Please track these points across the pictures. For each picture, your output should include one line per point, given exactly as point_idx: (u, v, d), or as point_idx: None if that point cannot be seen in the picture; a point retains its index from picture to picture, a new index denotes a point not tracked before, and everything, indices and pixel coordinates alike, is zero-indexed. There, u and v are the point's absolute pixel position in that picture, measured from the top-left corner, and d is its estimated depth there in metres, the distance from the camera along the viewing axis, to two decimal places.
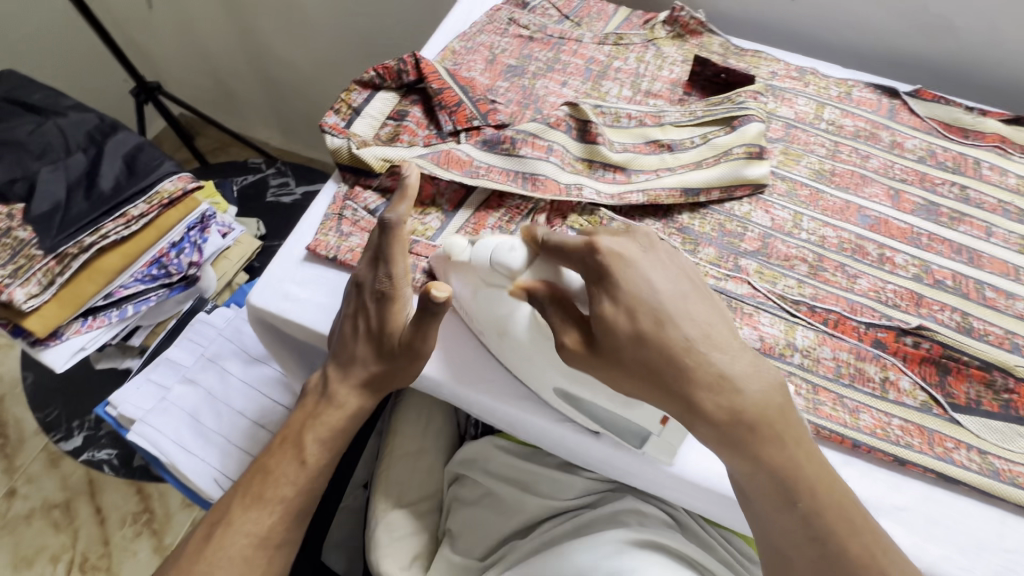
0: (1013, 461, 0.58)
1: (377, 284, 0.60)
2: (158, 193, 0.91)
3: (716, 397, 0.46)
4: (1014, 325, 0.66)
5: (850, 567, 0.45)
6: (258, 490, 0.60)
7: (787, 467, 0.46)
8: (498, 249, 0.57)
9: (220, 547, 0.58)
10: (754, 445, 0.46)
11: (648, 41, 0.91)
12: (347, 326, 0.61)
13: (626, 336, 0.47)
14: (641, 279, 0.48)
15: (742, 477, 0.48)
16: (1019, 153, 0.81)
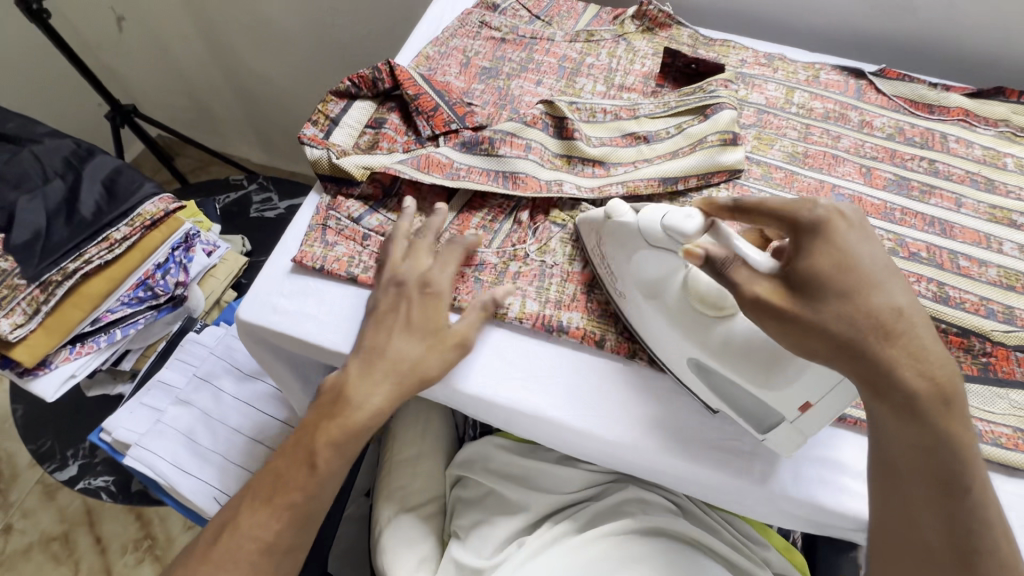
0: (994, 422, 0.60)
1: (422, 281, 0.64)
2: (140, 215, 0.91)
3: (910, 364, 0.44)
4: (988, 291, 0.69)
5: (985, 553, 0.45)
6: (269, 494, 0.58)
7: (957, 441, 0.45)
8: (672, 215, 0.55)
9: (228, 549, 0.56)
10: (939, 422, 0.45)
11: (619, 36, 0.92)
12: (386, 317, 0.62)
13: (830, 297, 0.46)
14: (862, 246, 0.47)
15: (900, 449, 0.47)
16: (982, 125, 0.83)
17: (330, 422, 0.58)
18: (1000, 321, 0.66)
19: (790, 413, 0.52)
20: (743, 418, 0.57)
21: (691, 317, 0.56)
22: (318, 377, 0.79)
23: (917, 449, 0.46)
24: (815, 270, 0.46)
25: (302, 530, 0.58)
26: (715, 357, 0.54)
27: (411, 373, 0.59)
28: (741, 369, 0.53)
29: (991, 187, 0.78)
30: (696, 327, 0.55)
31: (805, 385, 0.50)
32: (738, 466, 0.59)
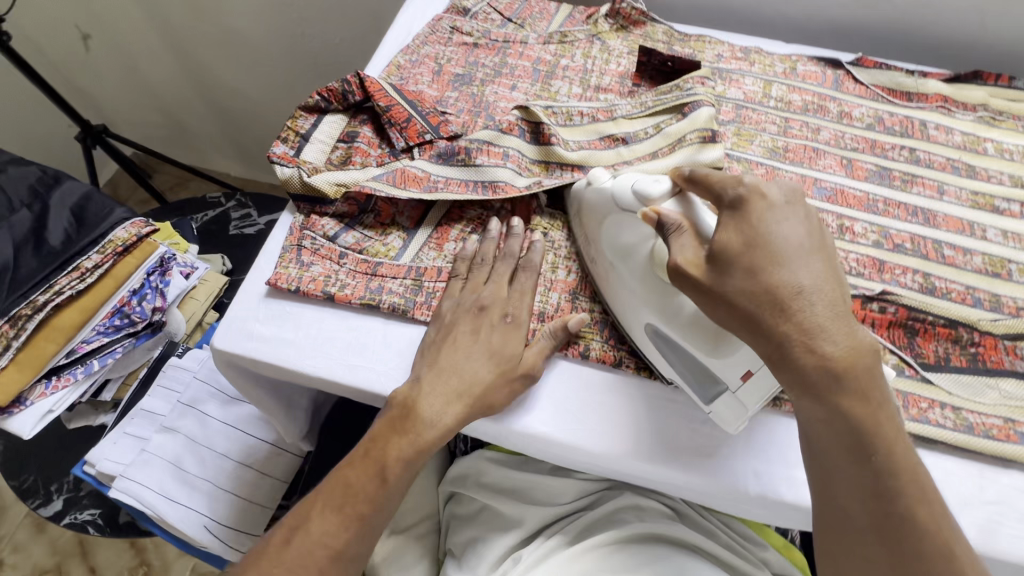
0: (984, 414, 0.59)
1: (508, 309, 0.63)
2: (111, 241, 0.88)
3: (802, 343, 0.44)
4: (973, 280, 0.68)
5: (916, 528, 0.41)
6: (342, 501, 0.56)
7: (870, 423, 0.43)
8: (642, 180, 0.59)
9: (299, 553, 0.54)
10: (836, 392, 0.43)
11: (593, 36, 0.91)
12: (462, 342, 0.61)
13: (732, 272, 0.47)
14: (776, 224, 0.48)
15: (810, 423, 0.45)
16: (961, 110, 0.83)
17: (400, 436, 0.57)
18: (986, 310, 0.66)
19: (733, 377, 0.53)
20: (688, 389, 0.58)
21: (652, 285, 0.58)
22: (303, 401, 0.78)
23: (828, 433, 0.44)
24: (725, 244, 0.48)
25: (367, 540, 0.56)
26: (669, 324, 0.56)
27: (481, 397, 0.58)
28: (697, 330, 0.55)
29: (972, 173, 0.77)
30: (657, 294, 0.58)
31: (754, 348, 0.51)
32: (730, 472, 0.58)
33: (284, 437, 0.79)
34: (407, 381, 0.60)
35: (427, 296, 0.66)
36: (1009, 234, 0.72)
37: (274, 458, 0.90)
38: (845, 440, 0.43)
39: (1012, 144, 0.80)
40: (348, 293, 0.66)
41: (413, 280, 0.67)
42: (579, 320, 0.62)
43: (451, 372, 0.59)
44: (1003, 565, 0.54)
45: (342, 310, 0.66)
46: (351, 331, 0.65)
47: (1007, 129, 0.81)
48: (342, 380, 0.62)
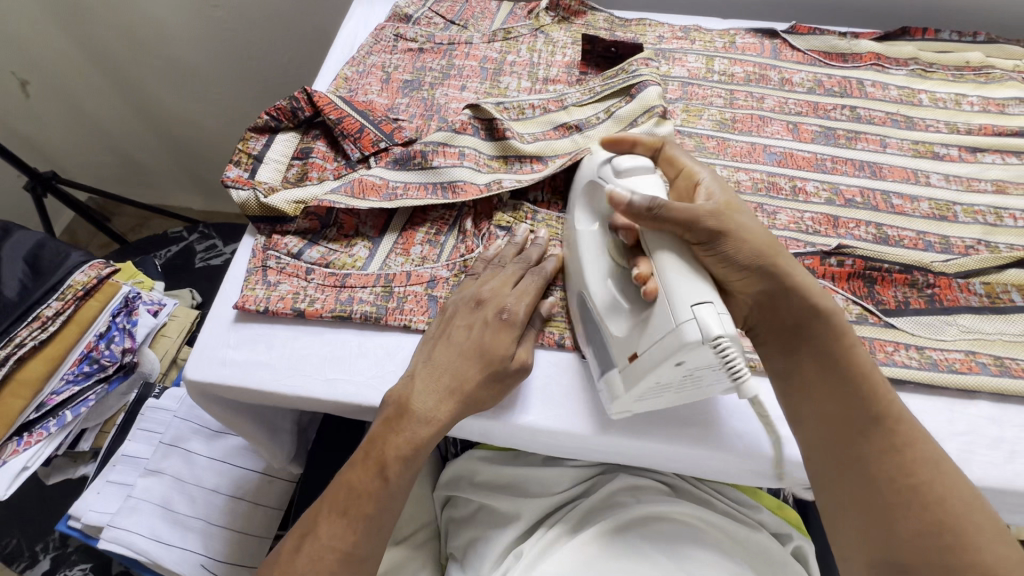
0: (945, 350, 0.61)
1: (505, 309, 0.60)
2: (70, 287, 0.86)
3: (794, 307, 0.54)
4: (924, 225, 0.71)
5: (886, 428, 0.49)
6: (345, 505, 0.55)
7: (838, 346, 0.52)
8: (623, 161, 0.57)
9: (309, 560, 0.53)
10: (805, 325, 0.54)
11: (536, 30, 0.92)
12: (462, 334, 0.59)
13: (750, 224, 0.53)
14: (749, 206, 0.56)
15: (798, 357, 0.54)
16: (894, 66, 0.86)
17: (395, 435, 0.56)
18: (938, 252, 0.69)
19: (624, 354, 0.53)
20: (596, 355, 0.59)
21: (605, 261, 0.58)
22: (287, 423, 0.77)
23: (815, 380, 0.53)
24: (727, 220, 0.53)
25: (377, 540, 0.55)
26: (597, 302, 0.57)
27: (472, 395, 0.57)
28: (617, 308, 0.55)
29: (911, 124, 0.80)
30: (609, 267, 0.57)
31: (650, 334, 0.50)
32: (714, 438, 0.59)
33: (272, 463, 0.78)
34: (401, 379, 0.59)
35: (399, 301, 0.66)
36: (950, 177, 0.75)
37: (266, 487, 0.88)
38: (842, 388, 0.51)
39: (945, 93, 0.84)
40: (318, 307, 0.65)
41: (383, 287, 0.67)
42: (552, 304, 0.64)
43: (443, 369, 0.58)
44: (982, 492, 0.56)
45: (315, 325, 0.66)
46: (326, 346, 0.64)
47: (939, 79, 0.85)
48: (321, 395, 0.61)
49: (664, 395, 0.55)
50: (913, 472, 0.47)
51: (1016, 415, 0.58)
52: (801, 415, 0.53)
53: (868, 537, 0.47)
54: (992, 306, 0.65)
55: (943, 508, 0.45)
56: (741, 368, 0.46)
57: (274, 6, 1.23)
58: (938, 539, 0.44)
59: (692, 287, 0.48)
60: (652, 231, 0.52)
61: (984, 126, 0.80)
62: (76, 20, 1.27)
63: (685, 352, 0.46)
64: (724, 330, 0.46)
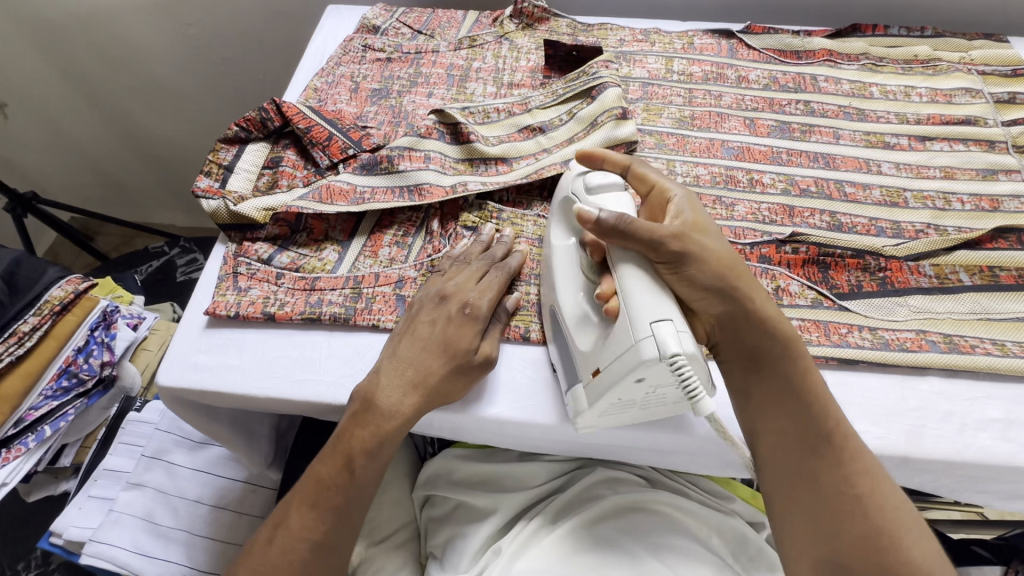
0: (897, 330, 0.64)
1: (470, 302, 0.62)
2: (47, 302, 0.87)
3: (755, 330, 0.54)
4: (875, 212, 0.73)
5: (832, 444, 0.52)
6: (315, 496, 0.56)
7: (797, 373, 0.54)
8: (593, 180, 0.59)
9: (281, 549, 0.55)
10: (763, 345, 0.54)
11: (501, 37, 0.94)
12: (426, 328, 0.61)
13: (709, 249, 0.53)
14: (714, 231, 0.56)
15: (754, 379, 0.55)
16: (846, 61, 0.90)
17: (361, 429, 0.57)
18: (890, 237, 0.71)
19: (586, 370, 0.55)
20: (563, 366, 0.60)
21: (579, 278, 0.59)
22: (264, 428, 0.77)
23: (772, 400, 0.54)
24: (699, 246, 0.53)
25: (349, 530, 0.57)
26: (566, 318, 0.58)
27: (437, 388, 0.58)
28: (589, 324, 0.56)
29: (862, 116, 0.83)
30: (583, 283, 0.59)
31: (611, 347, 0.52)
32: (674, 422, 0.61)
33: (250, 469, 0.78)
34: (368, 374, 0.61)
35: (367, 302, 0.68)
36: (901, 166, 0.78)
37: (248, 495, 0.88)
38: (796, 408, 0.53)
39: (895, 86, 0.87)
40: (288, 310, 0.66)
41: (352, 288, 0.68)
42: (516, 299, 0.66)
43: (407, 364, 0.59)
44: (934, 465, 0.58)
45: (285, 328, 0.67)
46: (296, 347, 0.65)
47: (889, 72, 0.88)
48: (293, 396, 0.63)
49: (628, 412, 0.56)
50: (857, 483, 0.50)
51: (966, 390, 0.61)
52: (761, 434, 0.54)
53: (815, 541, 0.50)
54: (941, 287, 0.67)
55: (880, 514, 0.49)
56: (695, 389, 0.47)
57: (244, 19, 1.26)
58: (877, 544, 0.48)
59: (655, 303, 0.50)
60: (619, 248, 0.54)
61: (932, 116, 0.83)
62: (60, 45, 1.30)
63: (644, 369, 0.48)
64: (682, 348, 0.48)
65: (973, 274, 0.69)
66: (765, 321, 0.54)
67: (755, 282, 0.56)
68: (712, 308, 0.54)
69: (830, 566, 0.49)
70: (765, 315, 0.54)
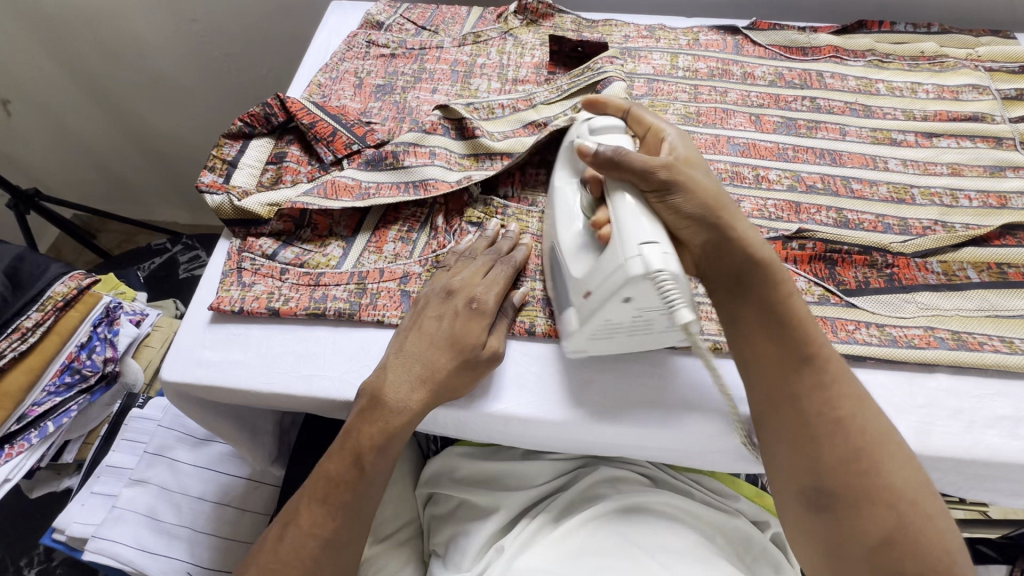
0: (905, 327, 0.63)
1: (477, 295, 0.62)
2: (50, 298, 0.87)
3: (741, 257, 0.55)
4: (883, 209, 0.73)
5: (815, 364, 0.52)
6: (325, 493, 0.57)
7: (781, 295, 0.54)
8: (595, 121, 0.60)
9: (293, 547, 0.55)
10: (747, 270, 0.55)
11: (505, 33, 0.94)
12: (433, 321, 0.61)
13: (695, 180, 0.55)
14: (698, 167, 0.57)
15: (737, 303, 0.56)
16: (853, 58, 0.89)
17: (370, 424, 0.57)
18: (897, 234, 0.71)
19: (578, 294, 0.55)
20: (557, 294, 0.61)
21: (578, 212, 0.59)
22: (267, 425, 0.77)
23: (757, 323, 0.55)
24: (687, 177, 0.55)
25: (358, 527, 0.57)
26: (562, 249, 0.58)
27: (443, 383, 0.58)
28: (581, 254, 0.56)
29: (869, 112, 0.83)
30: (581, 217, 0.59)
31: (597, 270, 0.52)
32: (680, 418, 0.61)
33: (253, 465, 0.78)
34: (374, 371, 0.60)
35: (372, 297, 0.67)
36: (908, 162, 0.78)
37: (252, 492, 0.87)
38: (777, 330, 0.54)
39: (901, 82, 0.86)
40: (292, 305, 0.66)
41: (357, 284, 0.68)
42: (523, 294, 0.66)
43: (414, 359, 0.59)
44: (942, 462, 0.57)
45: (289, 323, 0.67)
46: (300, 343, 0.65)
47: (896, 69, 0.88)
48: (297, 392, 0.62)
49: (618, 336, 0.57)
50: (839, 406, 0.51)
51: (974, 387, 0.60)
52: (746, 356, 0.55)
53: (799, 468, 0.51)
54: (949, 284, 0.67)
55: (861, 436, 0.49)
56: (674, 300, 0.47)
57: (247, 15, 1.25)
58: (858, 465, 0.49)
59: (640, 227, 0.50)
60: (613, 178, 0.54)
61: (939, 112, 0.82)
62: (64, 42, 1.30)
63: (629, 286, 0.48)
64: (667, 267, 0.47)
65: (981, 271, 0.68)
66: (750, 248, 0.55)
67: (738, 211, 0.57)
68: (699, 235, 0.55)
69: (812, 493, 0.50)
70: (749, 241, 0.55)
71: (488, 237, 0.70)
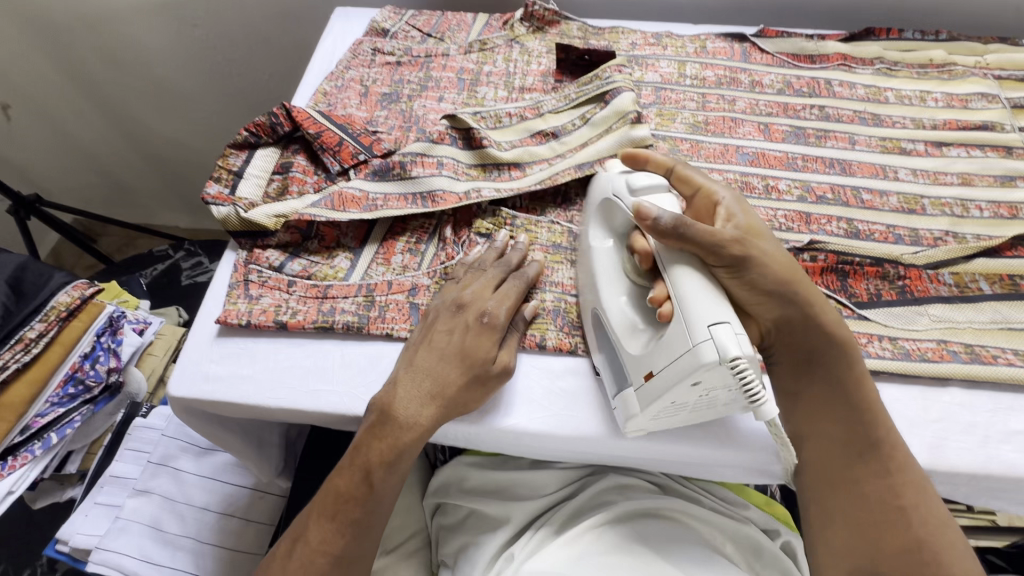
0: (917, 340, 0.63)
1: (487, 310, 0.61)
2: (53, 308, 0.86)
3: (812, 335, 0.56)
4: (894, 219, 0.73)
5: (883, 450, 0.53)
6: (334, 509, 0.56)
7: (849, 375, 0.55)
8: (635, 179, 0.58)
9: (302, 564, 0.55)
10: (807, 345, 0.56)
11: (511, 40, 0.93)
12: (442, 336, 0.60)
13: (771, 253, 0.54)
14: (769, 240, 0.56)
15: (799, 379, 0.57)
16: (861, 66, 0.89)
17: (379, 441, 0.56)
18: (908, 245, 0.70)
19: (639, 373, 0.53)
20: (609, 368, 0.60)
21: (623, 281, 0.58)
22: (274, 437, 0.77)
23: (822, 399, 0.56)
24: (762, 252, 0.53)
25: (367, 543, 0.56)
26: (611, 321, 0.57)
27: (454, 398, 0.57)
28: (635, 330, 0.55)
29: (878, 121, 0.82)
30: (628, 287, 0.58)
31: (662, 351, 0.50)
32: (692, 434, 0.60)
33: (260, 477, 0.78)
34: (384, 385, 0.60)
35: (380, 310, 0.67)
36: (918, 172, 0.77)
37: (256, 503, 0.87)
38: (843, 414, 0.55)
39: (910, 90, 0.86)
40: (300, 318, 0.66)
41: (365, 296, 0.68)
42: (534, 307, 0.65)
43: (425, 374, 0.58)
44: (957, 478, 0.57)
45: (297, 337, 0.66)
46: (308, 357, 0.65)
47: (904, 77, 0.87)
48: (306, 407, 0.62)
49: (680, 414, 0.55)
50: (901, 494, 0.52)
51: (988, 401, 0.60)
52: (805, 432, 0.57)
53: (852, 547, 0.53)
54: (961, 296, 0.67)
55: (923, 527, 0.51)
56: (757, 390, 0.46)
57: (249, 19, 1.25)
58: (916, 557, 0.50)
59: (709, 306, 0.48)
60: (670, 248, 0.52)
61: (948, 121, 0.82)
62: (65, 46, 1.29)
63: (702, 373, 0.47)
64: (742, 351, 0.46)
65: (993, 283, 0.68)
66: (824, 327, 0.55)
67: (812, 288, 0.57)
68: (770, 312, 0.55)
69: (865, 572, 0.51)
70: (821, 319, 0.55)
71: (495, 248, 0.69)
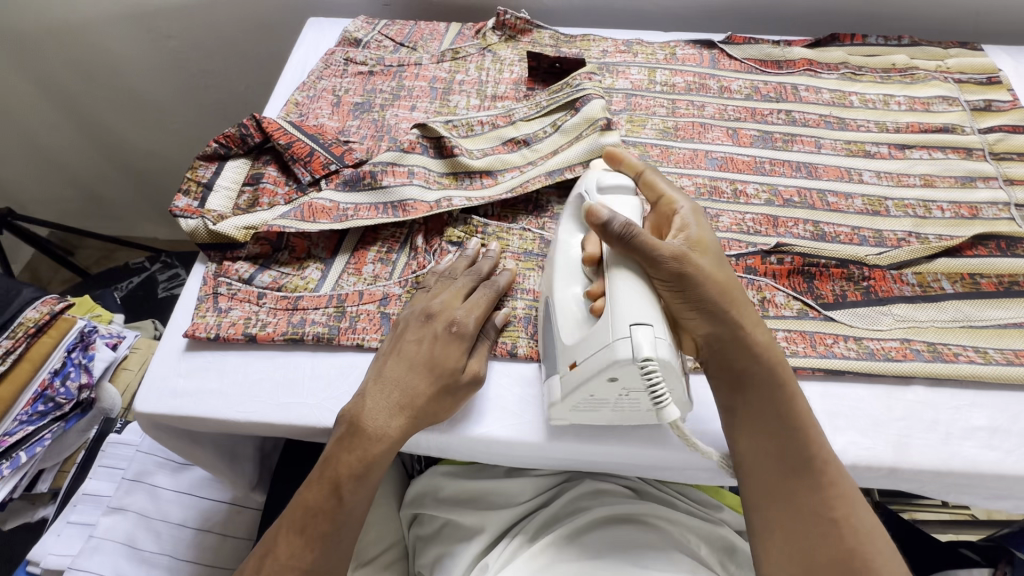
0: (881, 339, 0.64)
1: (456, 319, 0.61)
2: (21, 324, 0.85)
3: (748, 351, 0.55)
4: (859, 221, 0.74)
5: (817, 464, 0.53)
6: (303, 524, 0.55)
7: (786, 392, 0.55)
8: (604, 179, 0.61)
9: None
10: (746, 361, 0.55)
11: (484, 49, 0.94)
12: (411, 345, 0.60)
13: (705, 270, 0.54)
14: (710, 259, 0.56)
15: (737, 395, 0.56)
16: (826, 71, 0.91)
17: (348, 454, 0.56)
18: (873, 246, 0.72)
19: (565, 361, 0.55)
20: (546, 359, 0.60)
21: (579, 272, 0.59)
22: (248, 450, 0.76)
23: (760, 415, 0.55)
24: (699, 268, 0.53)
25: (337, 557, 0.56)
26: (557, 307, 0.58)
27: (423, 409, 0.57)
28: (574, 320, 0.56)
29: (843, 125, 0.84)
30: (579, 279, 0.59)
31: (588, 342, 0.52)
32: (662, 438, 0.61)
33: (234, 491, 0.77)
34: (353, 397, 0.60)
35: (351, 321, 0.66)
36: (881, 174, 0.79)
37: (233, 517, 0.85)
38: (780, 430, 0.54)
39: (874, 94, 0.88)
40: (270, 330, 0.65)
41: (336, 307, 0.67)
42: (505, 315, 0.65)
43: (394, 385, 0.58)
44: (923, 474, 0.58)
45: (267, 349, 0.66)
46: (278, 370, 0.64)
47: (868, 81, 0.89)
48: (276, 420, 0.61)
49: (601, 410, 0.57)
50: (835, 507, 0.52)
51: (950, 398, 0.61)
52: (743, 451, 0.55)
53: (792, 560, 0.52)
54: (924, 295, 0.68)
55: (854, 536, 0.52)
56: (661, 394, 0.49)
57: (225, 32, 1.25)
58: (849, 566, 0.51)
59: (635, 308, 0.50)
60: (618, 252, 0.54)
61: (911, 124, 0.84)
62: (35, 58, 1.28)
63: (616, 368, 0.49)
64: (655, 354, 0.48)
65: (954, 281, 0.69)
66: (755, 344, 0.55)
67: (749, 306, 0.56)
68: (709, 325, 0.54)
69: None
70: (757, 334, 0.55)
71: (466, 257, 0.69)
